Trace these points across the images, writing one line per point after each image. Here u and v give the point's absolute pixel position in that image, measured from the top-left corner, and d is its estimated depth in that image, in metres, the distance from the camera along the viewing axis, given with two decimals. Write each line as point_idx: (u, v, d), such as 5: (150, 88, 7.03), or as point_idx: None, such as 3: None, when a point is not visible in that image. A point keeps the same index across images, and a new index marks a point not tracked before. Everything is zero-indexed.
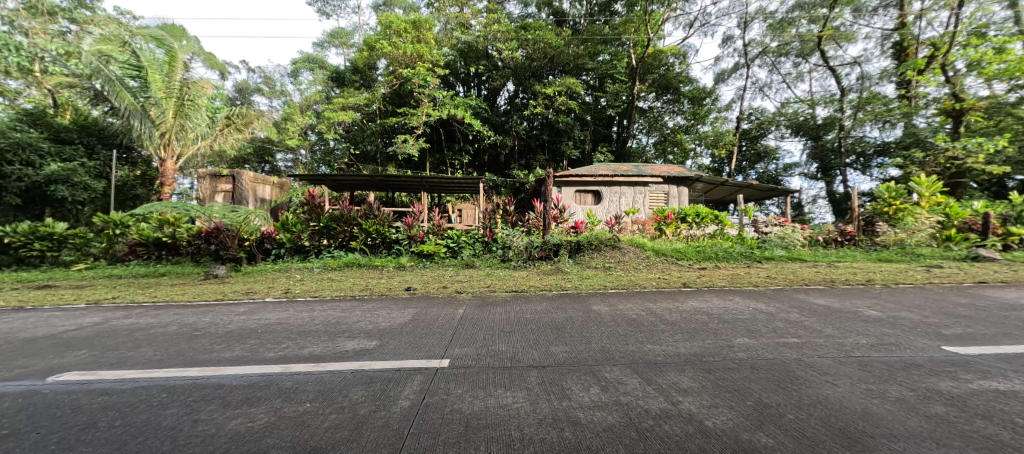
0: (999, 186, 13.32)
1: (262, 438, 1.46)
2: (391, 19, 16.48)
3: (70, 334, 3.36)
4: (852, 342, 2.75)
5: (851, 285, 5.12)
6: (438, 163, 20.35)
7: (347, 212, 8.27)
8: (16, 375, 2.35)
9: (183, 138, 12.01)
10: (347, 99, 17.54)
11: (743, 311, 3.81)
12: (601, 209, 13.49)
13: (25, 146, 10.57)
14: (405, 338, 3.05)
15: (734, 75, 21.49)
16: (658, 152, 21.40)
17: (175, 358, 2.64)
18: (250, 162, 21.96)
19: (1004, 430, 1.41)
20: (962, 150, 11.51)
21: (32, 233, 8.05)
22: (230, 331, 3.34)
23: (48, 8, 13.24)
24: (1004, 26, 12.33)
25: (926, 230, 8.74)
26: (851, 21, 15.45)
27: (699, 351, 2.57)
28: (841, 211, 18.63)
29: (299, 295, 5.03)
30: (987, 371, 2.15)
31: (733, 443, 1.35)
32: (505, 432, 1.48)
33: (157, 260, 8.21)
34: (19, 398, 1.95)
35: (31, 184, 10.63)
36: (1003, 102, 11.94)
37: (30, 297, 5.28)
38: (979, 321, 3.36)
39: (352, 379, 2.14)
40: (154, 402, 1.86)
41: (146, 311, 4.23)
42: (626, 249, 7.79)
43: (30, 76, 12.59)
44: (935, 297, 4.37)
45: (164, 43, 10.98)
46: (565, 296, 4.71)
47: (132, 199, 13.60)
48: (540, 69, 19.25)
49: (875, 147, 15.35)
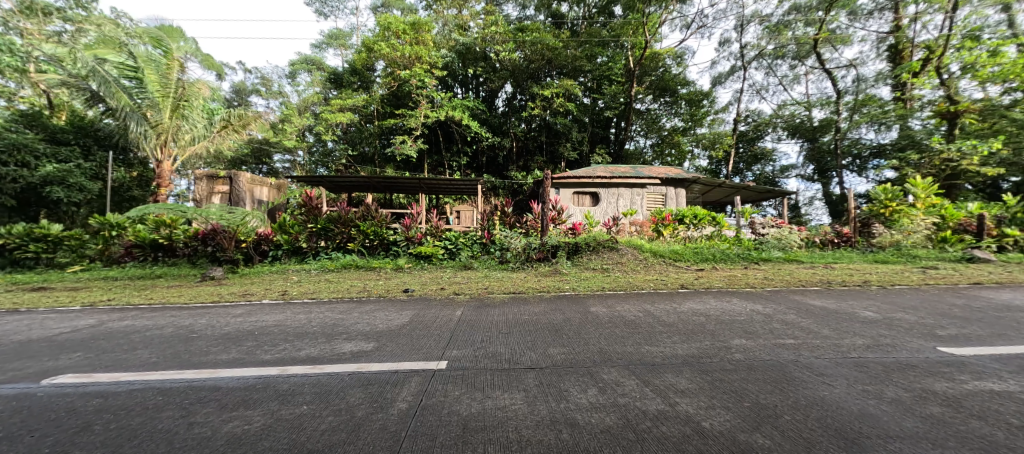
0: (994, 187, 13.39)
1: (258, 441, 1.45)
2: (389, 20, 16.49)
3: (65, 336, 3.34)
4: (849, 343, 2.76)
5: (847, 287, 5.17)
6: (436, 164, 20.39)
7: (345, 213, 8.31)
8: (8, 378, 2.32)
9: (179, 139, 12.02)
10: (345, 100, 17.58)
11: (741, 312, 3.83)
12: (599, 210, 13.52)
13: (20, 147, 10.37)
14: (402, 340, 3.04)
15: (731, 78, 21.59)
16: (656, 154, 21.99)
17: (172, 360, 2.62)
18: (247, 164, 21.93)
19: (999, 431, 1.42)
20: (956, 153, 11.58)
21: (27, 235, 8.00)
22: (225, 334, 3.32)
23: (44, 8, 13.13)
24: (998, 29, 12.43)
25: (922, 231, 8.83)
26: (847, 24, 15.57)
27: (696, 352, 2.59)
28: (838, 212, 18.77)
29: (296, 297, 5.03)
30: (982, 372, 2.17)
31: (730, 444, 1.35)
32: (503, 434, 1.48)
33: (153, 261, 8.17)
34: (12, 401, 1.93)
35: (26, 185, 10.40)
36: (997, 105, 12.04)
37: (25, 299, 5.22)
38: (973, 321, 3.38)
39: (349, 382, 2.13)
40: (148, 405, 1.85)
41: (142, 314, 4.20)
42: (624, 250, 7.82)
43: (24, 76, 12.48)
44: (930, 298, 4.40)
45: (162, 44, 10.94)
46: (562, 297, 4.73)
47: (129, 200, 13.49)
48: (538, 71, 19.27)
49: (872, 148, 15.38)
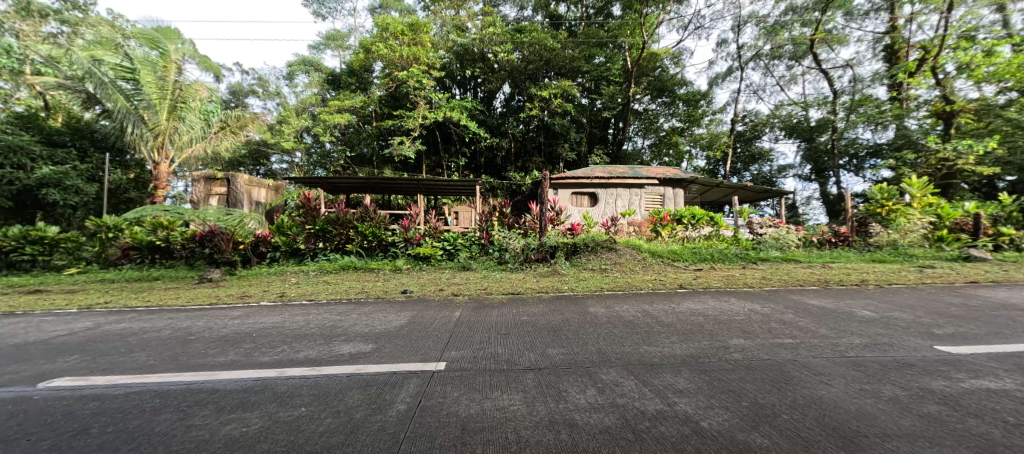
0: (989, 186, 13.50)
1: (256, 443, 1.45)
2: (387, 21, 16.52)
3: (63, 339, 3.32)
4: (847, 342, 2.77)
5: (845, 286, 5.19)
6: (435, 165, 20.39)
7: (343, 214, 8.27)
8: (4, 382, 2.30)
9: (177, 141, 11.89)
10: (343, 102, 17.59)
11: (739, 312, 3.85)
12: (598, 211, 13.55)
13: (15, 149, 10.29)
14: (401, 341, 3.03)
15: (728, 79, 21.68)
16: (654, 154, 22.05)
17: (170, 362, 2.61)
18: (244, 165, 21.88)
19: (996, 429, 1.43)
20: (952, 152, 11.67)
21: (23, 238, 7.95)
22: (224, 336, 3.30)
23: (40, 8, 13.03)
24: (993, 29, 12.51)
25: (918, 231, 8.92)
26: (843, 24, 15.68)
27: (694, 352, 2.59)
28: (835, 212, 18.87)
29: (294, 298, 5.01)
30: (979, 371, 2.17)
31: (729, 444, 1.35)
32: (502, 434, 1.48)
33: (151, 263, 8.14)
34: (9, 404, 1.92)
35: (22, 187, 10.35)
36: (993, 105, 12.15)
37: (22, 302, 5.19)
38: (970, 320, 3.39)
39: (348, 384, 2.12)
40: (146, 408, 1.84)
41: (141, 316, 4.18)
42: (623, 251, 7.84)
43: (18, 78, 12.34)
44: (927, 297, 4.41)
45: (158, 44, 10.81)
46: (561, 297, 4.73)
47: (126, 202, 13.43)
48: (537, 71, 19.29)
49: (868, 148, 15.41)
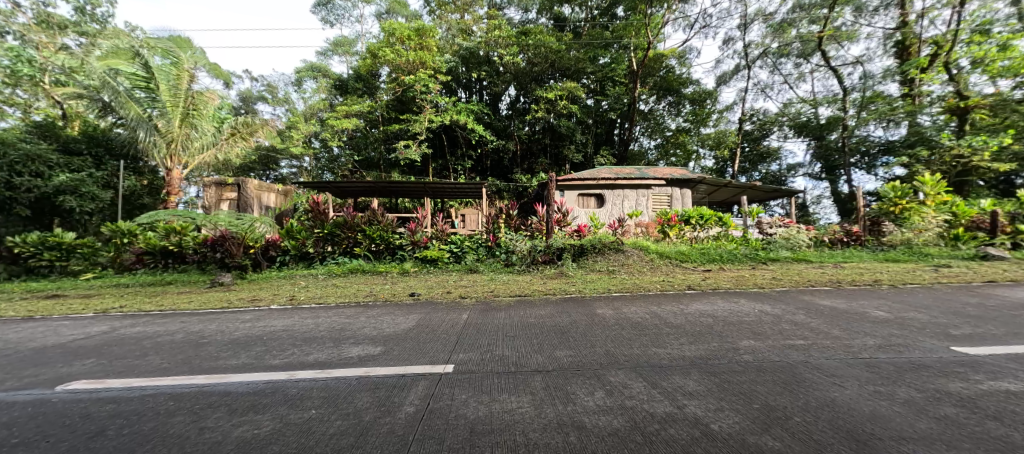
0: (1006, 183, 13.27)
1: (268, 445, 1.47)
2: (394, 26, 16.89)
3: (79, 342, 3.41)
4: (860, 343, 2.72)
5: (857, 286, 5.09)
6: (441, 169, 20.62)
7: (351, 218, 8.43)
8: (25, 384, 2.39)
9: (189, 148, 12.06)
10: (350, 106, 17.75)
11: (749, 313, 3.80)
12: (604, 212, 13.50)
13: (34, 158, 10.60)
14: (409, 344, 3.05)
15: (735, 77, 21.49)
16: (661, 154, 21.84)
17: (183, 365, 2.67)
18: (255, 170, 22.37)
19: (1015, 431, 1.40)
20: (967, 148, 11.39)
21: (41, 243, 8.13)
22: (235, 339, 3.35)
23: (59, 21, 13.58)
24: (1009, 22, 12.16)
25: (934, 230, 8.70)
26: (852, 20, 15.41)
27: (704, 354, 2.57)
28: (847, 211, 18.65)
29: (304, 301, 5.08)
30: (998, 372, 2.12)
31: (739, 446, 1.35)
32: (511, 436, 1.48)
33: (163, 268, 8.30)
34: (29, 406, 1.98)
35: (42, 194, 10.52)
36: (1009, 99, 11.80)
37: (39, 308, 5.31)
38: (990, 321, 3.29)
39: (357, 386, 2.14)
40: (161, 409, 1.89)
41: (154, 320, 4.28)
42: (630, 252, 7.82)
43: (38, 88, 12.91)
44: (943, 297, 4.31)
45: (171, 54, 11.23)
46: (568, 299, 4.72)
47: (139, 208, 13.63)
48: (541, 73, 19.43)
49: (880, 145, 15.18)
